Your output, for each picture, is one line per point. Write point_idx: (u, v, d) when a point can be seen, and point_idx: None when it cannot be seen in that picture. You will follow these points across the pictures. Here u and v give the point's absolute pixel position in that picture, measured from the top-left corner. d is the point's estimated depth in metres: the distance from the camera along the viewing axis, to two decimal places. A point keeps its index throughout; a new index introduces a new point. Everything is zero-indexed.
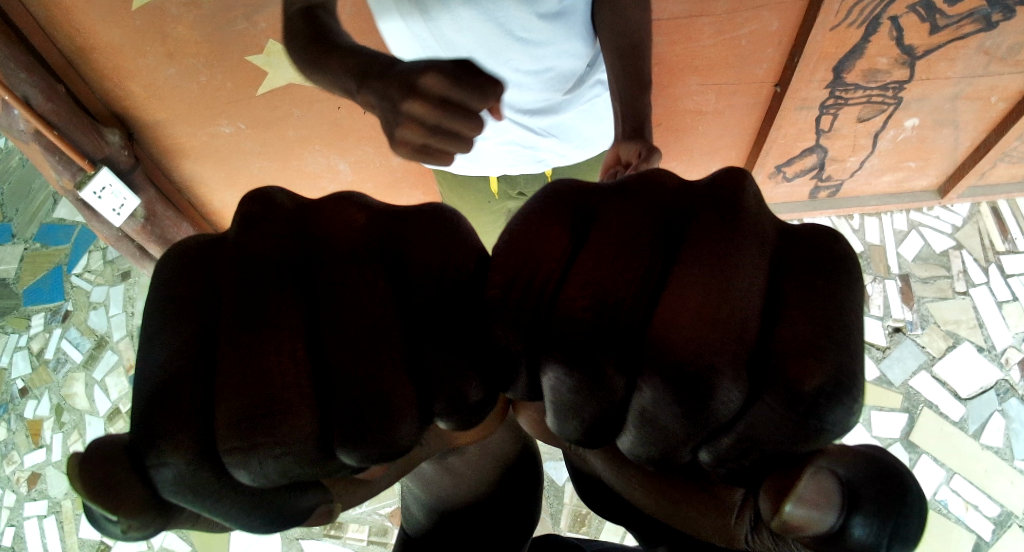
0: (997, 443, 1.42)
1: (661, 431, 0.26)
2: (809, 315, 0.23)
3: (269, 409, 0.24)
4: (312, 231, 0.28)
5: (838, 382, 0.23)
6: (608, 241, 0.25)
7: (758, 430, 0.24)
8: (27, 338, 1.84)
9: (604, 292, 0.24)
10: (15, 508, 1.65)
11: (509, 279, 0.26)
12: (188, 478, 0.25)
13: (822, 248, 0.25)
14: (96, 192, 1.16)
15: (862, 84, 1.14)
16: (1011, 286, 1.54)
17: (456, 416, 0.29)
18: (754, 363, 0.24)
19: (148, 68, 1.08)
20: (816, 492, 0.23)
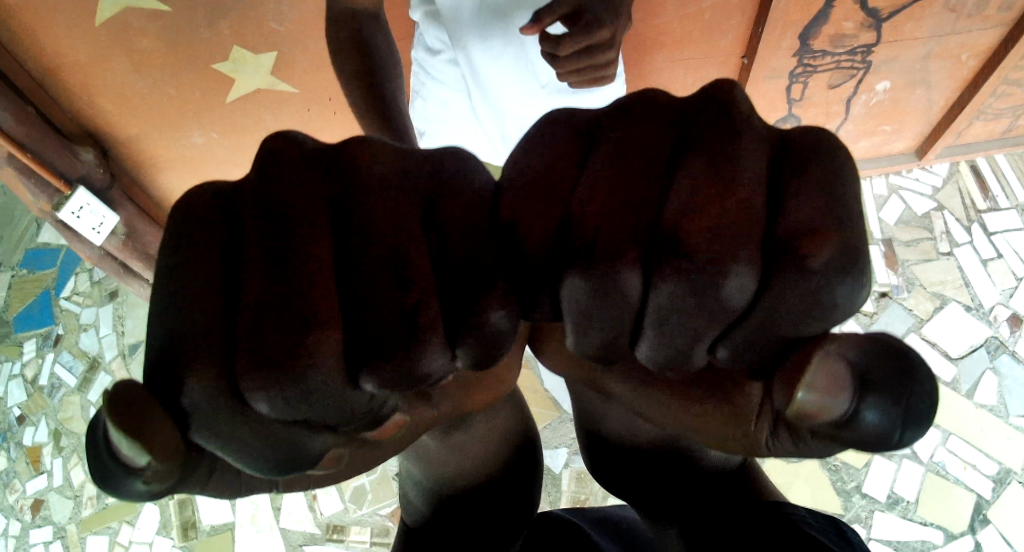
0: (991, 401, 1.42)
1: (679, 327, 0.28)
2: (806, 195, 0.26)
3: (303, 322, 0.27)
4: (342, 166, 0.30)
5: (842, 262, 0.26)
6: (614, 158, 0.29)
7: (775, 314, 0.27)
8: (20, 365, 1.84)
9: (609, 209, 0.28)
10: (21, 535, 1.65)
11: (537, 213, 0.30)
12: (205, 406, 0.27)
13: (814, 143, 0.28)
14: (74, 212, 1.13)
15: (830, 50, 1.14)
16: (994, 243, 1.54)
17: (475, 340, 0.30)
18: (764, 252, 0.27)
19: (118, 84, 1.08)
20: (826, 379, 0.25)
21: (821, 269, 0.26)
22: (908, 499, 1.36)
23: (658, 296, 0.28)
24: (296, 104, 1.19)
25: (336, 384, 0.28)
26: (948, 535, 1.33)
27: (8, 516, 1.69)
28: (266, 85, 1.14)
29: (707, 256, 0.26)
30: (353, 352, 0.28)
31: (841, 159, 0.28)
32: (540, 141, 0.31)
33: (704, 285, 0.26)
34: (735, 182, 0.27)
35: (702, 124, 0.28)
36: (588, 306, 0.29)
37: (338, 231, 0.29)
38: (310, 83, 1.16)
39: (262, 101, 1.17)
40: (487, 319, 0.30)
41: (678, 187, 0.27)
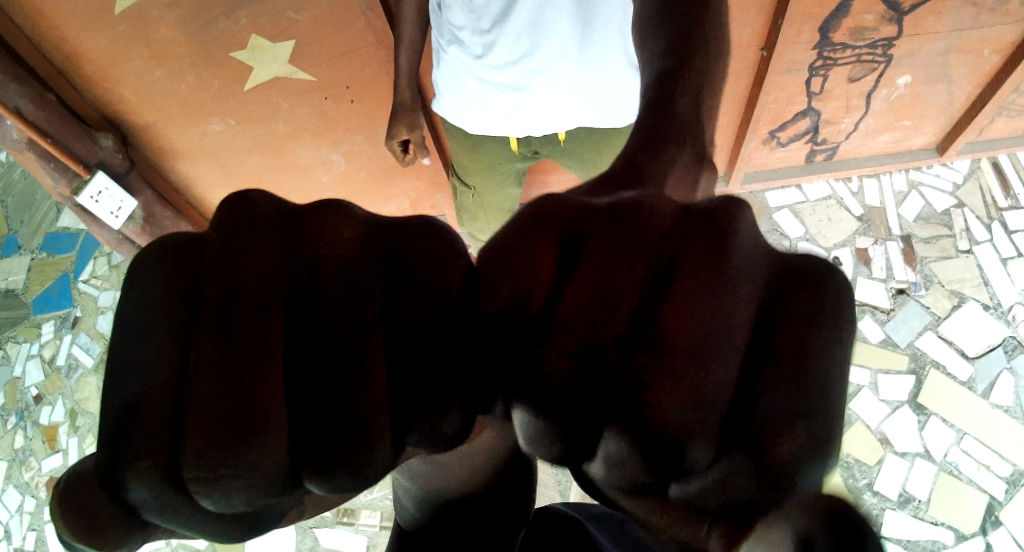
0: (1007, 402, 1.40)
1: (637, 488, 0.24)
2: (795, 345, 0.23)
3: (242, 424, 0.22)
4: (303, 241, 0.26)
5: (814, 445, 0.23)
6: (588, 278, 0.24)
7: (736, 482, 0.23)
8: (38, 346, 1.87)
9: (574, 361, 0.23)
10: (35, 512, 1.69)
11: (494, 318, 0.26)
12: (159, 501, 0.23)
13: (812, 280, 0.24)
14: (93, 196, 1.17)
15: (850, 43, 1.13)
16: (1015, 242, 1.52)
17: (441, 443, 0.27)
18: (729, 423, 0.23)
19: (136, 71, 1.08)
20: (777, 551, 0.22)
21: (791, 449, 0.23)
22: (918, 497, 1.35)
23: (608, 447, 0.24)
24: (312, 94, 1.19)
25: (277, 489, 0.24)
26: (959, 535, 1.32)
27: (23, 492, 1.72)
28: (283, 74, 1.14)
29: (668, 431, 0.23)
30: (308, 449, 0.24)
31: (841, 300, 0.24)
32: (531, 232, 0.26)
33: (669, 441, 0.23)
34: (713, 335, 0.23)
35: (692, 243, 0.24)
36: (542, 437, 0.25)
37: (295, 324, 0.25)
38: (327, 72, 1.16)
39: (278, 91, 1.18)
40: (443, 429, 0.26)
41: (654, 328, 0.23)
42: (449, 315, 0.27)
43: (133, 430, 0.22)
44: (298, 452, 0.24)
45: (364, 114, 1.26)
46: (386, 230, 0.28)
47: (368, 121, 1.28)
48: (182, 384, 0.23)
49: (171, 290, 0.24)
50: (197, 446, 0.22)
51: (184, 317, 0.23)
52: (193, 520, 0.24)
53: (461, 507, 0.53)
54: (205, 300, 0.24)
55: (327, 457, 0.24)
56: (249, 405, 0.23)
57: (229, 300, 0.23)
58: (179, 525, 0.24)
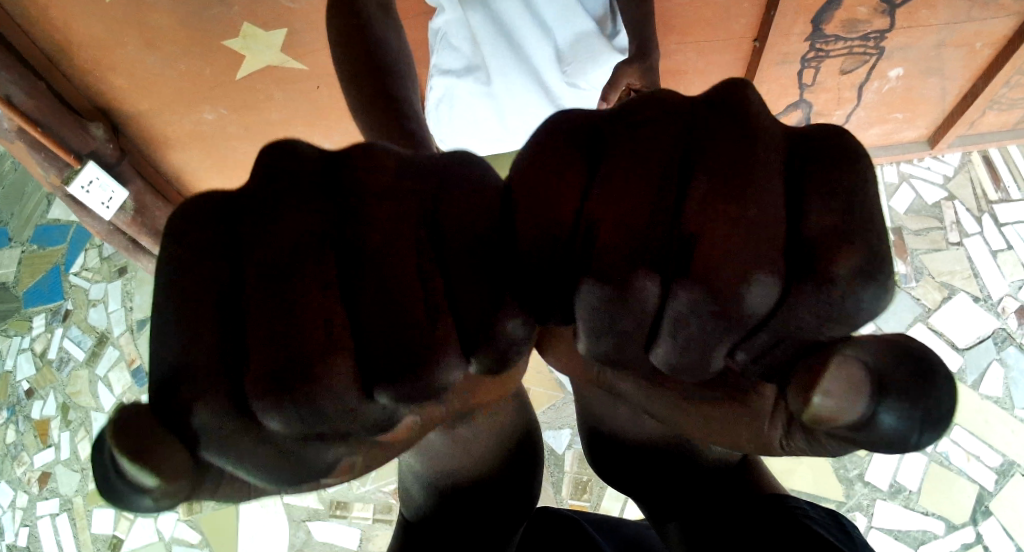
0: (997, 393, 1.42)
1: (690, 332, 0.30)
2: (822, 195, 0.27)
3: (288, 362, 0.27)
4: (347, 188, 0.30)
5: (868, 269, 0.27)
6: (630, 165, 0.29)
7: (795, 322, 0.28)
8: (29, 339, 1.86)
9: (636, 219, 0.28)
10: (28, 506, 1.69)
11: (567, 212, 0.30)
12: (218, 424, 0.28)
13: (832, 150, 0.28)
14: (85, 186, 1.16)
15: (843, 35, 1.13)
16: (1005, 235, 1.53)
17: (488, 348, 0.33)
18: (788, 258, 0.27)
19: (129, 59, 1.08)
20: (845, 382, 0.25)
21: (843, 276, 0.27)
22: (909, 488, 1.36)
23: (678, 305, 0.29)
24: (305, 83, 1.19)
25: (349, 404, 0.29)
26: (949, 525, 1.34)
27: (16, 487, 1.72)
28: (278, 63, 1.14)
29: (725, 261, 0.27)
30: (365, 366, 0.29)
31: (863, 169, 0.27)
32: (565, 145, 0.31)
33: (719, 294, 0.27)
34: (752, 191, 0.27)
35: (716, 140, 0.28)
36: (600, 312, 0.31)
37: (366, 260, 0.29)
38: (320, 61, 1.16)
39: (272, 80, 1.17)
40: (503, 328, 0.33)
41: (701, 180, 0.28)
42: (520, 242, 0.31)
43: (182, 376, 0.28)
44: (363, 358, 0.29)
45: None
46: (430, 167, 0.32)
47: None
48: (316, 259, 0.28)
49: (209, 259, 0.28)
50: (256, 386, 0.27)
51: (216, 268, 0.28)
52: (246, 452, 0.29)
53: (472, 493, 0.54)
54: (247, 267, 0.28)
55: (383, 366, 0.29)
56: (330, 314, 0.28)
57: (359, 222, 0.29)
58: (247, 450, 0.29)
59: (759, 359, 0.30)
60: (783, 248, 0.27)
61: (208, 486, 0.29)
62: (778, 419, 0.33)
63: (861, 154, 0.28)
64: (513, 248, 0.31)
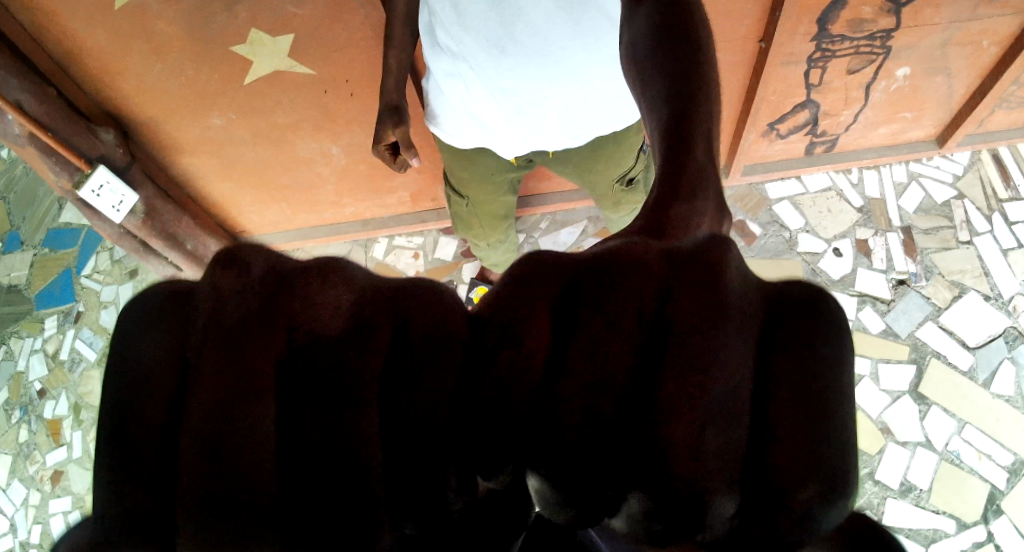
0: (1008, 392, 1.41)
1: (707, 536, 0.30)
2: (790, 363, 0.30)
3: (245, 436, 0.28)
4: (286, 299, 0.30)
5: (833, 478, 0.29)
6: (615, 348, 0.31)
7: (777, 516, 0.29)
8: (42, 340, 1.88)
9: (607, 386, 0.31)
10: (41, 505, 1.71)
11: (579, 417, 0.31)
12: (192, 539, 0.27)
13: (801, 311, 0.31)
14: (95, 190, 1.17)
15: (848, 35, 1.13)
16: (1016, 234, 1.52)
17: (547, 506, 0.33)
18: (756, 459, 0.29)
19: (136, 66, 1.09)
20: None
21: (810, 484, 0.29)
22: (921, 486, 1.36)
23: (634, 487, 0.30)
24: (311, 88, 1.19)
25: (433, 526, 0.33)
26: (960, 523, 1.33)
27: (28, 486, 1.74)
28: (283, 68, 1.14)
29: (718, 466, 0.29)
30: (423, 503, 0.32)
31: (836, 334, 0.31)
32: (534, 277, 0.34)
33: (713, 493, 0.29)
34: (721, 366, 0.29)
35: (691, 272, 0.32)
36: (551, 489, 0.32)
37: (301, 379, 0.30)
38: (326, 67, 1.15)
39: (278, 85, 1.18)
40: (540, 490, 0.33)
41: (671, 372, 0.30)
42: (496, 397, 0.33)
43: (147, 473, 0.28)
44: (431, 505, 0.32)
45: (363, 107, 1.25)
46: (391, 291, 0.34)
47: (367, 114, 1.27)
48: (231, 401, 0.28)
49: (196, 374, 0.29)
50: (264, 495, 0.27)
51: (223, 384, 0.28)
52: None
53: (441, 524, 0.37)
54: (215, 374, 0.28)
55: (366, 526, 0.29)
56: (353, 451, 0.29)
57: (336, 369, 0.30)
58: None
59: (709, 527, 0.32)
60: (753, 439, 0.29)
61: None
62: None
63: (828, 308, 0.31)
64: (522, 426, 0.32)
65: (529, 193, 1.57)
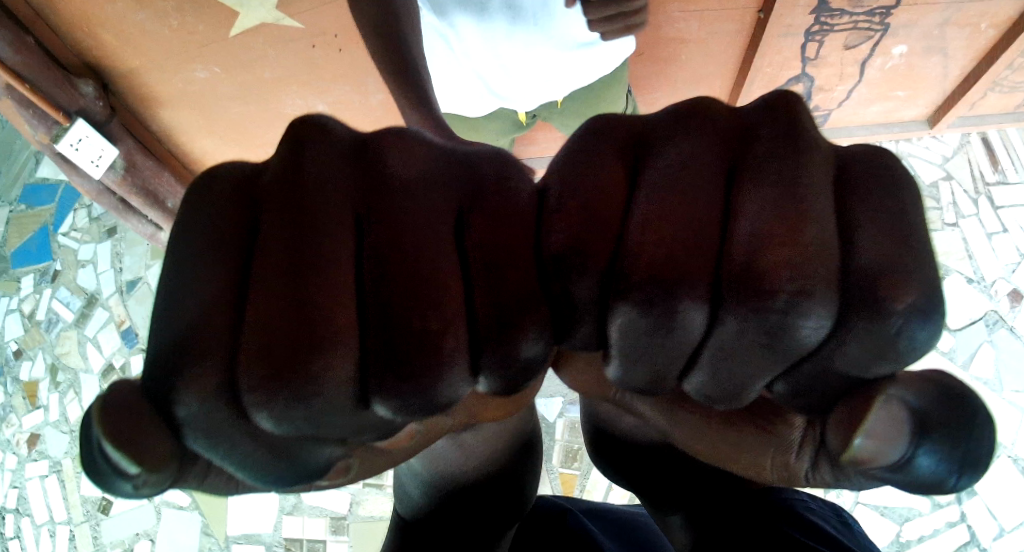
0: (986, 375, 1.43)
1: (737, 361, 0.30)
2: (874, 217, 0.27)
3: (306, 272, 0.27)
4: (362, 154, 0.30)
5: (919, 307, 0.27)
6: (670, 171, 0.29)
7: (844, 351, 0.28)
8: (18, 300, 1.85)
9: (677, 223, 0.27)
10: (17, 468, 1.69)
11: (572, 230, 0.29)
12: (203, 419, 0.27)
13: (879, 164, 0.29)
14: (73, 144, 1.16)
15: (847, 9, 1.12)
16: (1001, 218, 1.54)
17: (500, 373, 0.31)
18: (842, 292, 0.27)
19: (118, 13, 1.06)
20: (885, 424, 0.27)
21: (902, 312, 0.26)
22: None
23: (725, 327, 0.28)
24: (300, 42, 1.15)
25: (345, 410, 0.28)
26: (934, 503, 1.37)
27: (4, 448, 1.71)
28: (271, 20, 1.11)
29: (762, 289, 0.27)
30: (364, 373, 0.28)
31: (898, 176, 0.28)
32: (590, 143, 0.31)
33: (776, 324, 0.27)
34: (805, 202, 0.27)
35: (760, 125, 0.29)
36: (637, 335, 0.29)
37: (350, 241, 0.28)
38: (317, 19, 1.12)
39: (265, 38, 1.14)
40: (518, 352, 0.30)
41: (750, 196, 0.27)
42: (542, 271, 0.30)
43: (178, 357, 0.27)
44: (359, 362, 0.28)
45: (351, 65, 1.22)
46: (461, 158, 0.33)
47: (355, 73, 1.24)
48: (241, 260, 0.28)
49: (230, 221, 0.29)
50: (254, 381, 0.26)
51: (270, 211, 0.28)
52: (241, 453, 0.29)
53: (467, 488, 0.54)
54: (267, 214, 0.28)
55: (395, 370, 0.27)
56: (414, 299, 0.28)
57: (376, 191, 0.29)
58: (229, 445, 0.28)
59: (797, 391, 0.31)
60: (835, 275, 0.27)
61: (191, 476, 0.30)
62: (808, 436, 0.33)
63: (897, 165, 0.29)
64: (543, 271, 0.30)
65: (517, 159, 1.56)
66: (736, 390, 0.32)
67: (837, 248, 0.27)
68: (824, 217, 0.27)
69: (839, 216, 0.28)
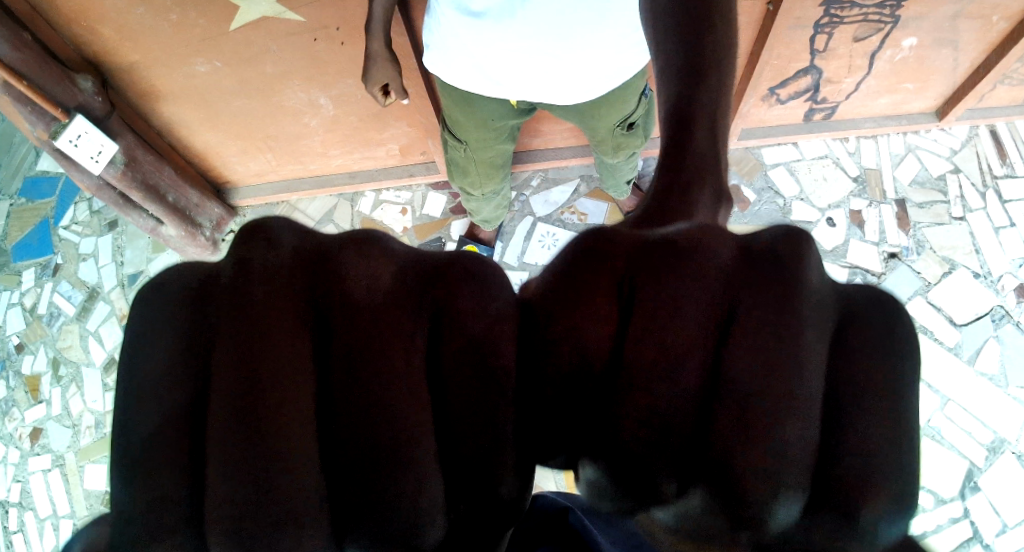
0: (992, 370, 1.42)
1: (710, 529, 0.34)
2: (866, 359, 0.32)
3: (363, 359, 0.34)
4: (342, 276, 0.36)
5: (895, 503, 0.32)
6: (657, 346, 0.34)
7: (818, 521, 0.32)
8: (19, 294, 1.84)
9: (654, 412, 0.34)
10: (20, 463, 1.69)
11: (570, 371, 0.37)
12: (230, 538, 0.31)
13: (877, 314, 0.33)
14: (72, 140, 1.16)
15: (858, 1, 1.10)
16: (1009, 212, 1.52)
17: (494, 504, 0.38)
18: (817, 483, 0.32)
19: (116, 9, 1.04)
20: (871, 505, 0.31)
21: (869, 517, 0.31)
22: None
23: (697, 465, 0.34)
24: (301, 36, 1.14)
25: (375, 537, 0.34)
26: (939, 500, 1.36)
27: (8, 442, 1.72)
28: (273, 14, 1.09)
29: (748, 474, 0.31)
30: (379, 517, 0.34)
31: (900, 333, 0.33)
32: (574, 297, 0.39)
33: (756, 513, 0.31)
34: (787, 359, 0.32)
35: (762, 277, 0.34)
36: (605, 489, 0.36)
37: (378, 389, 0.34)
38: (317, 13, 1.09)
39: (266, 32, 1.12)
40: (506, 487, 0.37)
41: (730, 349, 0.33)
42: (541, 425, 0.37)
43: (249, 508, 0.31)
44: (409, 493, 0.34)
45: (354, 58, 1.21)
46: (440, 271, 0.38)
47: (358, 65, 1.23)
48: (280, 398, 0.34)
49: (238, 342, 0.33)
50: (310, 525, 0.32)
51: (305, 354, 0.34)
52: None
53: None
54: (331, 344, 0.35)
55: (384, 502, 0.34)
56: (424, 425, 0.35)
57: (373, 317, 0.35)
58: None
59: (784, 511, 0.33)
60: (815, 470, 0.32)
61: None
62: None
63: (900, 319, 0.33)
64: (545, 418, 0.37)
65: (522, 150, 1.55)
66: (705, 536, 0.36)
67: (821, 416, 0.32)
68: (808, 402, 0.32)
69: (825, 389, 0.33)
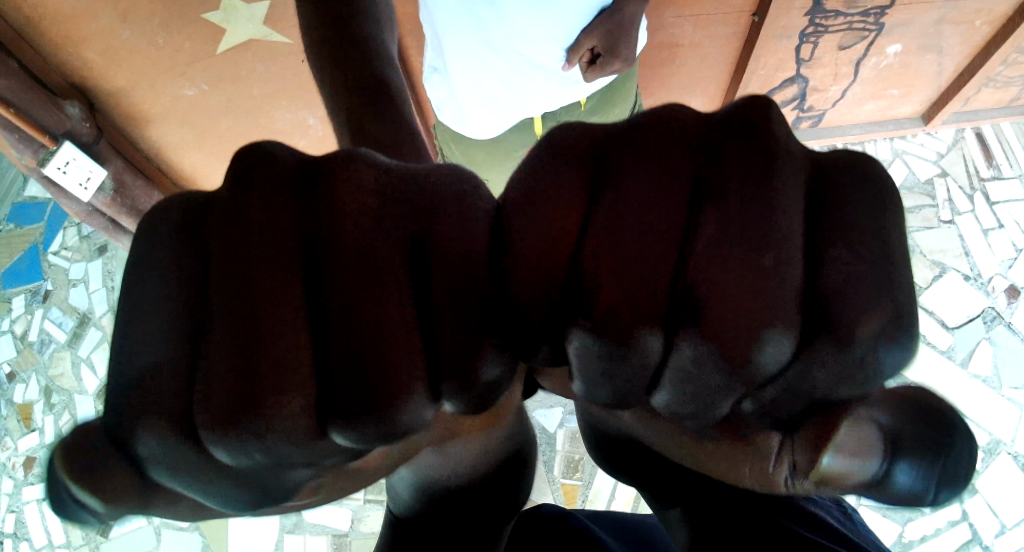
0: (985, 372, 1.43)
1: (699, 388, 0.25)
2: (857, 228, 0.23)
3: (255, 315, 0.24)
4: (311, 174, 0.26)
5: (885, 325, 0.23)
6: (642, 189, 0.23)
7: (803, 377, 0.24)
8: (9, 321, 1.83)
9: (628, 274, 0.23)
10: (14, 493, 1.67)
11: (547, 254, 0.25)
12: (169, 449, 0.25)
13: (866, 180, 0.24)
14: (61, 167, 1.15)
15: (843, 10, 1.11)
16: (996, 214, 1.54)
17: (465, 399, 0.29)
18: (801, 309, 0.23)
19: (103, 29, 1.03)
20: (856, 440, 0.24)
21: (862, 341, 0.23)
22: None
23: (682, 352, 0.23)
24: None
25: (301, 443, 0.25)
26: None
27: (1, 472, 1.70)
28: (260, 35, 1.13)
29: (736, 330, 0.22)
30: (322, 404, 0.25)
31: (880, 187, 0.24)
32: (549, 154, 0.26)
33: (727, 355, 0.23)
34: (771, 230, 0.22)
35: (729, 140, 0.24)
36: (596, 359, 0.25)
37: (290, 293, 0.25)
38: None
39: (254, 53, 1.16)
40: (480, 377, 0.28)
41: (707, 215, 0.23)
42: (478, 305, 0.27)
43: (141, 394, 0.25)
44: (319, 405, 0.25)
45: None
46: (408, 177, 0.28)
47: None
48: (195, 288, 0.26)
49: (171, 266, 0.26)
50: (211, 417, 0.24)
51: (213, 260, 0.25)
52: (207, 481, 0.26)
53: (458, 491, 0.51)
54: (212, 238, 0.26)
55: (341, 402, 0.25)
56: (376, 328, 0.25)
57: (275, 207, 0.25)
58: (191, 480, 0.26)
59: (766, 411, 0.27)
60: (797, 296, 0.23)
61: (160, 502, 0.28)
62: (783, 458, 0.28)
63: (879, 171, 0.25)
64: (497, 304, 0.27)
65: None
66: (701, 417, 0.27)
67: (801, 279, 0.23)
68: (788, 245, 0.22)
69: (807, 226, 0.23)
